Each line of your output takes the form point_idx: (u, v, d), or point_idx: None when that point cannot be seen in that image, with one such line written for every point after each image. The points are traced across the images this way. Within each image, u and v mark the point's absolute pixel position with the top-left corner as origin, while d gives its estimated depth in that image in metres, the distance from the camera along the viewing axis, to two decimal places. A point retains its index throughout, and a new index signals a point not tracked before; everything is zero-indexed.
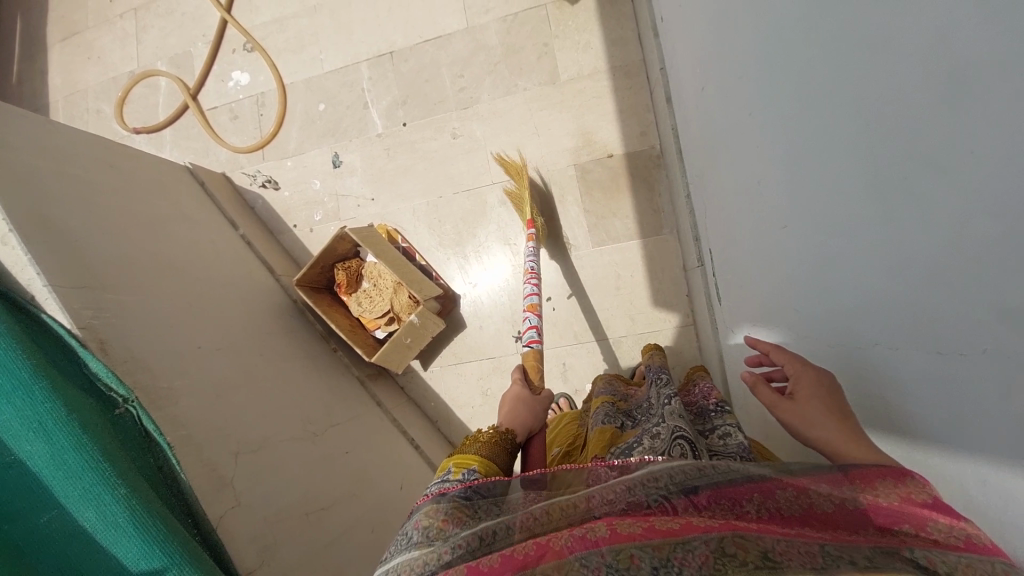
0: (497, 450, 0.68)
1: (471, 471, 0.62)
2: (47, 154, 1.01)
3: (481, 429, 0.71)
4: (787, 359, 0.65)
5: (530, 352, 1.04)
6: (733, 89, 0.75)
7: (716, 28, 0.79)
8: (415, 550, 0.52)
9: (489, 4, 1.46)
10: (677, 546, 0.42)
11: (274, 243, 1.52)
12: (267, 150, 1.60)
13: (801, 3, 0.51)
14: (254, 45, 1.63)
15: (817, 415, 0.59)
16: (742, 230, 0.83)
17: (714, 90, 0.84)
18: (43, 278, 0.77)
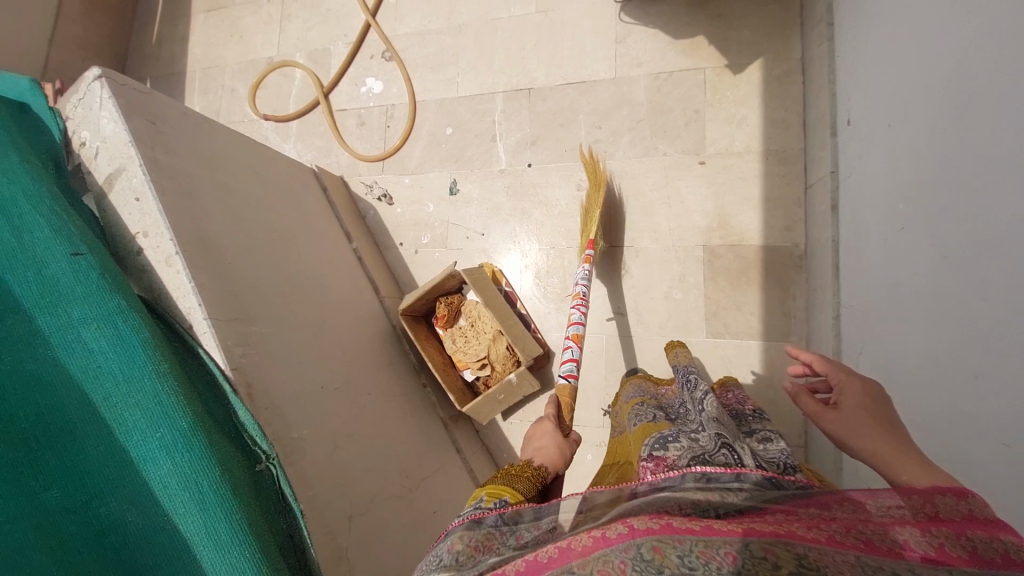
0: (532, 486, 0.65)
1: (503, 502, 0.61)
2: (207, 161, 1.03)
3: (511, 464, 0.69)
4: (834, 370, 0.73)
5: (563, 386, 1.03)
6: (937, 212, 0.77)
7: (914, 159, 0.83)
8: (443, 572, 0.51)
9: (643, 57, 1.38)
10: (701, 543, 0.43)
11: (378, 258, 1.53)
12: (387, 163, 1.60)
13: None
14: (393, 55, 1.63)
15: (858, 423, 0.64)
16: (927, 378, 0.78)
17: (909, 216, 0.85)
18: (204, 311, 0.80)
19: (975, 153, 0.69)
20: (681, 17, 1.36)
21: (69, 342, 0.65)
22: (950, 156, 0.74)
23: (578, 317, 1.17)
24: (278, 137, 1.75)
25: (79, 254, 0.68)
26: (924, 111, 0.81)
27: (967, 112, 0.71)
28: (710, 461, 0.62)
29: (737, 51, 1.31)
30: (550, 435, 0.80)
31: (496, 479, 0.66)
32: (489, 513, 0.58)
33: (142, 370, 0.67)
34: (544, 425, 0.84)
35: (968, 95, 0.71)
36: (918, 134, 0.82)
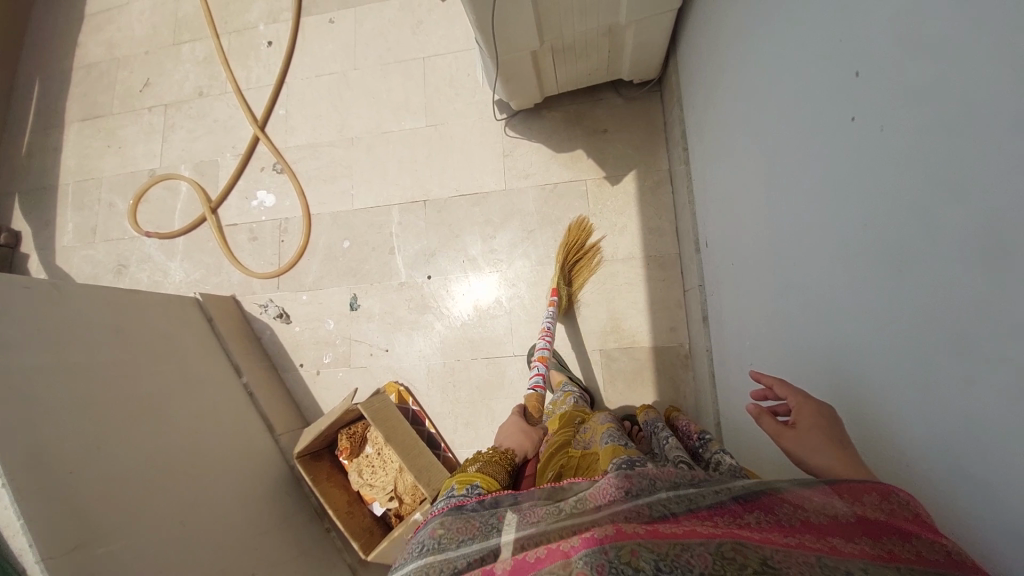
0: (496, 469, 0.68)
1: (474, 486, 0.63)
2: (48, 340, 0.95)
3: (481, 452, 0.73)
4: (791, 392, 0.61)
5: (530, 395, 1.04)
6: (775, 313, 0.79)
7: (752, 262, 0.87)
8: (426, 557, 0.49)
9: (529, 169, 1.44)
10: (677, 546, 0.40)
11: (278, 384, 1.45)
12: (282, 279, 1.54)
13: (819, 210, 0.62)
14: (284, 167, 1.60)
15: (817, 442, 0.55)
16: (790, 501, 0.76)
17: (756, 322, 0.87)
18: (34, 552, 0.74)
19: (787, 246, 0.73)
20: (560, 133, 1.44)
21: None
22: (781, 288, 0.76)
23: (543, 342, 1.20)
24: (163, 254, 1.64)
25: None
26: (749, 215, 0.86)
27: (789, 257, 0.73)
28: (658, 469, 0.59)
29: (612, 163, 1.39)
30: (515, 425, 0.86)
31: (465, 468, 0.69)
32: (468, 499, 0.59)
33: None
34: (509, 420, 0.89)
35: (774, 207, 0.76)
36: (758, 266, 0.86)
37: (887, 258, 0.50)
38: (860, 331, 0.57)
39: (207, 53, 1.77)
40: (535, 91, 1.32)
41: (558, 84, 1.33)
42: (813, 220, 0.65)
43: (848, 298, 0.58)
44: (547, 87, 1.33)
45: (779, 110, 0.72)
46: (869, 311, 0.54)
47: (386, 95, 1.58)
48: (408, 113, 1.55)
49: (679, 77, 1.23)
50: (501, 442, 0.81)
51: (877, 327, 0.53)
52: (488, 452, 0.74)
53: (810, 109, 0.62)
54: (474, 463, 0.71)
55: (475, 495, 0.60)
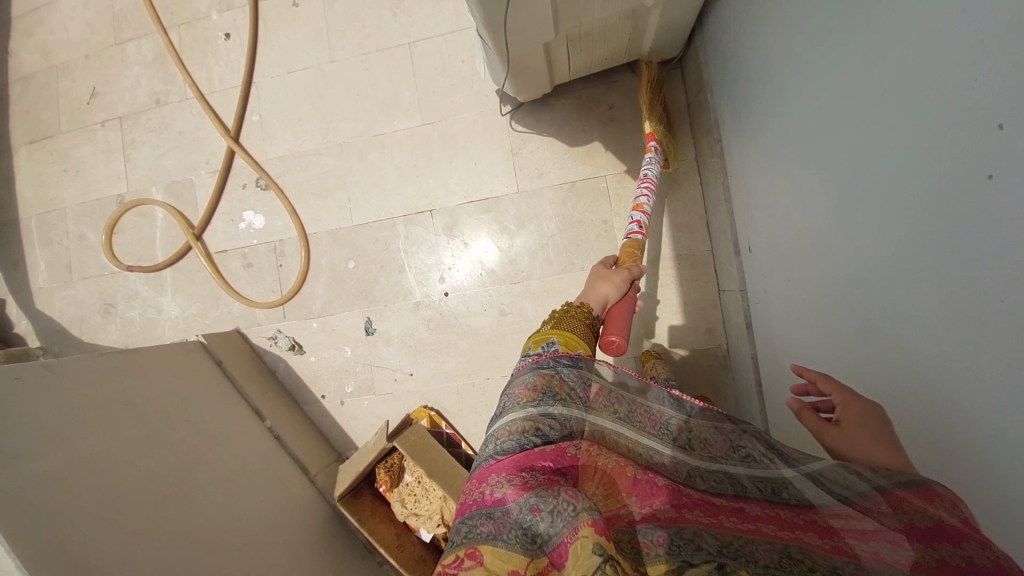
0: (575, 324, 0.68)
1: (551, 343, 0.63)
2: (56, 433, 0.88)
3: (564, 308, 0.73)
4: (836, 389, 0.60)
5: (628, 242, 0.95)
6: (824, 336, 0.75)
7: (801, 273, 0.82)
8: (508, 414, 0.54)
9: (542, 167, 1.32)
10: (741, 539, 0.43)
11: (301, 418, 1.40)
12: (288, 307, 1.44)
13: (895, 251, 0.54)
14: (269, 183, 1.45)
15: (865, 440, 0.53)
16: None
17: (805, 337, 0.83)
18: None
19: (840, 265, 0.67)
20: (573, 123, 1.30)
21: None
22: (846, 326, 0.68)
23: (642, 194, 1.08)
24: (151, 289, 1.52)
25: None
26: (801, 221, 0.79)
27: (851, 283, 0.65)
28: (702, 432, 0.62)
29: (633, 155, 1.28)
30: (607, 274, 0.81)
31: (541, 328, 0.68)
32: (536, 359, 0.61)
33: None
34: (599, 270, 0.84)
35: (834, 227, 0.67)
36: (816, 290, 0.76)
37: (1000, 362, 0.42)
38: (950, 419, 0.49)
39: (157, 52, 1.54)
40: (546, 82, 1.18)
41: (572, 71, 1.18)
42: (892, 258, 0.55)
43: (927, 362, 0.51)
44: (558, 76, 1.19)
45: (861, 119, 0.58)
46: (969, 388, 0.46)
47: (372, 90, 1.40)
48: (400, 110, 1.39)
49: (709, 58, 1.10)
50: (590, 290, 0.79)
51: (971, 414, 0.46)
52: (574, 304, 0.73)
53: (907, 128, 0.50)
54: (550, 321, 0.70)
55: (552, 352, 0.61)
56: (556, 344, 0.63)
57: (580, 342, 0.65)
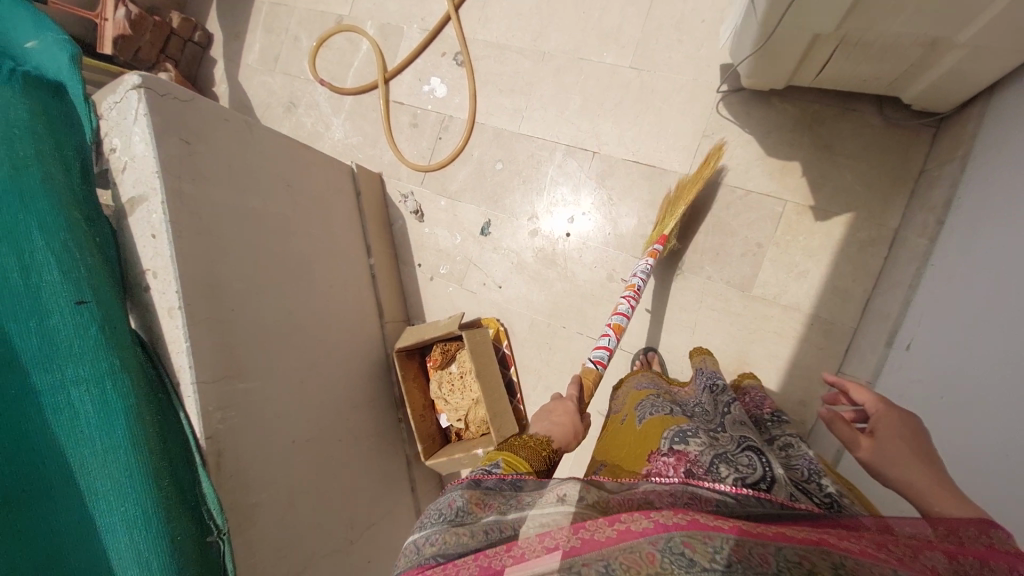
0: (543, 461, 0.63)
1: (521, 477, 0.58)
2: (237, 182, 1.02)
3: (529, 435, 0.67)
4: (872, 399, 0.65)
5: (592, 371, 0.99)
6: (983, 388, 0.71)
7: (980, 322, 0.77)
8: (446, 525, 0.52)
9: (725, 162, 1.23)
10: (729, 539, 0.41)
11: (395, 274, 1.53)
12: (427, 177, 1.54)
13: None
14: (465, 60, 1.50)
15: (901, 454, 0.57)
16: None
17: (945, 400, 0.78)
18: (192, 372, 0.82)
19: None
20: (782, 134, 1.19)
21: (57, 400, 0.70)
22: (1018, 453, 0.62)
23: (624, 307, 1.10)
24: (330, 108, 1.68)
25: (83, 302, 0.74)
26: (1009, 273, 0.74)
27: None
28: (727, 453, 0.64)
29: (827, 195, 1.16)
30: (568, 411, 0.76)
31: (512, 449, 0.64)
32: (490, 477, 0.58)
33: (121, 437, 0.72)
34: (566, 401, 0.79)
35: None
36: (990, 386, 0.70)
37: None
38: None
39: None
40: (788, 73, 1.07)
41: (819, 76, 1.06)
42: None
43: None
44: (801, 76, 1.08)
45: None
46: None
47: (598, 14, 1.37)
48: (614, 44, 1.35)
49: (981, 130, 0.94)
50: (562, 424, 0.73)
51: None
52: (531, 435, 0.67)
53: None
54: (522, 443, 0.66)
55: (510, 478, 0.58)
56: (500, 467, 0.60)
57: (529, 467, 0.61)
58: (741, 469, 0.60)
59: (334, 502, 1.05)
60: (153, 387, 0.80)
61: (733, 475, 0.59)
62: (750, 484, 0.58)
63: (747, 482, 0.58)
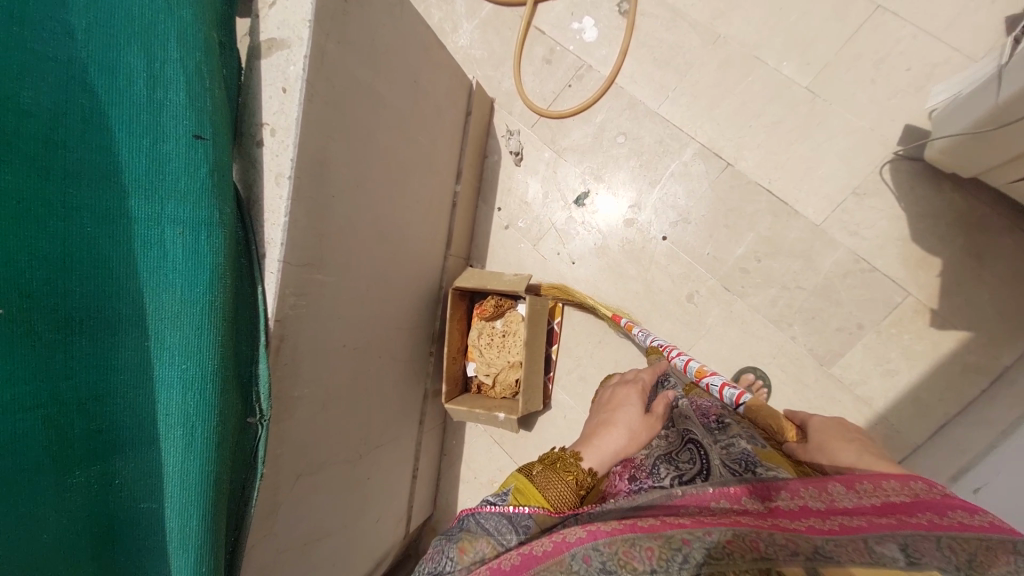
0: (564, 493, 0.65)
1: (528, 516, 0.62)
2: (375, 63, 0.92)
3: (549, 455, 0.71)
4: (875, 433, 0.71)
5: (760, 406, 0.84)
6: None
7: None
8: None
9: (863, 228, 1.13)
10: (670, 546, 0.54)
11: (471, 208, 1.45)
12: (540, 121, 1.42)
13: None
14: (629, 12, 1.35)
15: None
16: None
17: None
18: (281, 250, 0.75)
19: None
20: (937, 224, 1.09)
21: (149, 232, 0.64)
22: None
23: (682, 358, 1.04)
24: (464, 8, 1.53)
25: (200, 138, 0.67)
26: None
27: None
28: (678, 459, 0.73)
29: (954, 304, 1.07)
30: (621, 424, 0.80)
31: (536, 479, 0.67)
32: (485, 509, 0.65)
33: (199, 295, 0.66)
34: (626, 408, 0.83)
35: None
36: None
37: None
38: None
39: None
40: (987, 165, 0.95)
41: (1013, 184, 0.96)
42: None
43: None
44: (993, 174, 0.97)
45: None
46: None
47: (795, 17, 1.22)
48: (799, 56, 1.21)
49: None
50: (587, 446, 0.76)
51: None
52: (563, 450, 0.74)
53: None
54: (540, 466, 0.70)
55: (511, 510, 0.63)
56: (507, 496, 0.66)
57: (545, 497, 0.64)
58: (678, 469, 0.71)
59: (358, 413, 1.02)
60: (237, 248, 0.72)
61: (672, 474, 0.70)
62: (686, 479, 0.69)
63: (684, 480, 0.69)
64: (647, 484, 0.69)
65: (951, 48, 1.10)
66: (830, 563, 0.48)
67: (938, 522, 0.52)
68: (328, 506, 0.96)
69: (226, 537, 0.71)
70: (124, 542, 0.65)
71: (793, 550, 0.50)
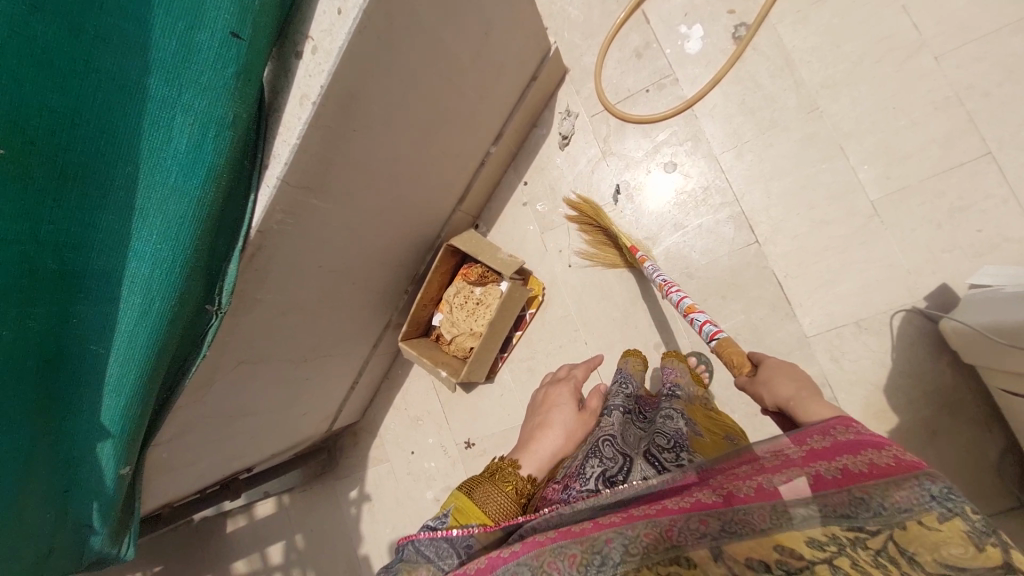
0: (505, 502, 0.67)
1: (469, 530, 0.62)
2: (448, 6, 0.87)
3: (488, 468, 0.74)
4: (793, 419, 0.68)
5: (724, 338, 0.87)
6: None
7: None
8: None
9: (844, 359, 1.12)
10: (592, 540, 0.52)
11: (500, 171, 1.42)
12: (602, 114, 1.35)
13: None
14: (743, 39, 1.23)
15: None
16: None
17: None
18: (282, 170, 0.76)
19: None
20: (913, 387, 1.08)
21: (161, 114, 0.65)
22: None
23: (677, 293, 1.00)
24: None
25: (236, 37, 0.66)
26: None
27: None
28: (604, 456, 0.75)
29: None
30: (558, 422, 0.86)
31: (473, 489, 0.68)
32: (427, 531, 0.63)
33: (192, 188, 0.68)
34: (561, 407, 0.89)
35: None
36: None
37: None
38: None
39: None
40: (987, 363, 0.92)
41: (1002, 390, 0.93)
42: None
43: None
44: (989, 373, 0.94)
45: None
46: None
47: (900, 123, 1.11)
48: (882, 166, 1.12)
49: None
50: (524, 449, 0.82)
51: None
52: (502, 460, 0.77)
53: None
54: (482, 477, 0.72)
55: (453, 531, 0.62)
56: (448, 519, 0.65)
57: (484, 512, 0.64)
58: (604, 465, 0.73)
59: (315, 325, 1.09)
60: (242, 152, 0.73)
61: (596, 472, 0.72)
62: (610, 477, 0.71)
63: (608, 477, 0.71)
64: (574, 489, 0.69)
65: None
66: (734, 542, 0.46)
67: (848, 471, 0.50)
68: (260, 392, 1.06)
69: (159, 393, 0.81)
70: (71, 370, 0.73)
71: (702, 532, 0.49)
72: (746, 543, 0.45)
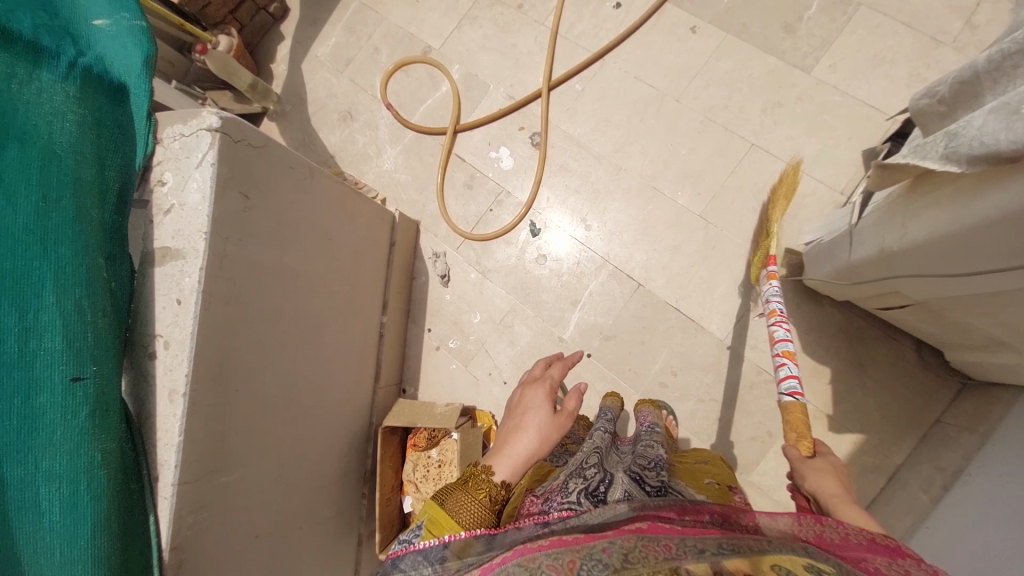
0: (484, 513, 0.58)
1: (443, 543, 0.54)
2: (281, 242, 0.94)
3: (463, 473, 0.63)
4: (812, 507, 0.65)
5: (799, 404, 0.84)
6: None
7: None
8: None
9: (761, 343, 1.24)
10: (586, 555, 0.50)
11: (401, 331, 1.46)
12: (465, 243, 1.48)
13: None
14: (540, 143, 1.46)
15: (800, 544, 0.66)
16: None
17: None
18: (175, 472, 0.72)
19: None
20: (822, 337, 1.21)
21: (22, 496, 0.60)
22: None
23: (783, 330, 0.97)
24: (388, 134, 1.62)
25: (79, 380, 0.64)
26: None
27: None
28: (596, 479, 0.68)
29: (846, 411, 1.17)
30: (533, 422, 0.71)
31: (448, 502, 0.59)
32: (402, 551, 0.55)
33: (81, 552, 0.62)
34: (535, 410, 0.73)
35: None
36: None
37: None
38: None
39: None
40: (852, 297, 1.07)
41: (883, 312, 1.07)
42: None
43: None
44: (862, 303, 1.08)
45: None
46: None
47: (684, 151, 1.37)
48: (690, 187, 1.34)
49: (1008, 418, 0.98)
50: (495, 449, 0.68)
51: None
52: (478, 463, 0.65)
53: None
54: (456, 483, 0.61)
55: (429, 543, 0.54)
56: (421, 532, 0.57)
57: (458, 522, 0.56)
58: (590, 484, 0.67)
59: None
60: (126, 478, 0.69)
61: (582, 491, 0.65)
62: (594, 494, 0.65)
63: (592, 492, 0.65)
64: (556, 501, 0.63)
65: (816, 180, 1.27)
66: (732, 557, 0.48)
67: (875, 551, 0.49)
68: None
69: None
70: None
71: (701, 549, 0.50)
72: (741, 559, 0.48)
